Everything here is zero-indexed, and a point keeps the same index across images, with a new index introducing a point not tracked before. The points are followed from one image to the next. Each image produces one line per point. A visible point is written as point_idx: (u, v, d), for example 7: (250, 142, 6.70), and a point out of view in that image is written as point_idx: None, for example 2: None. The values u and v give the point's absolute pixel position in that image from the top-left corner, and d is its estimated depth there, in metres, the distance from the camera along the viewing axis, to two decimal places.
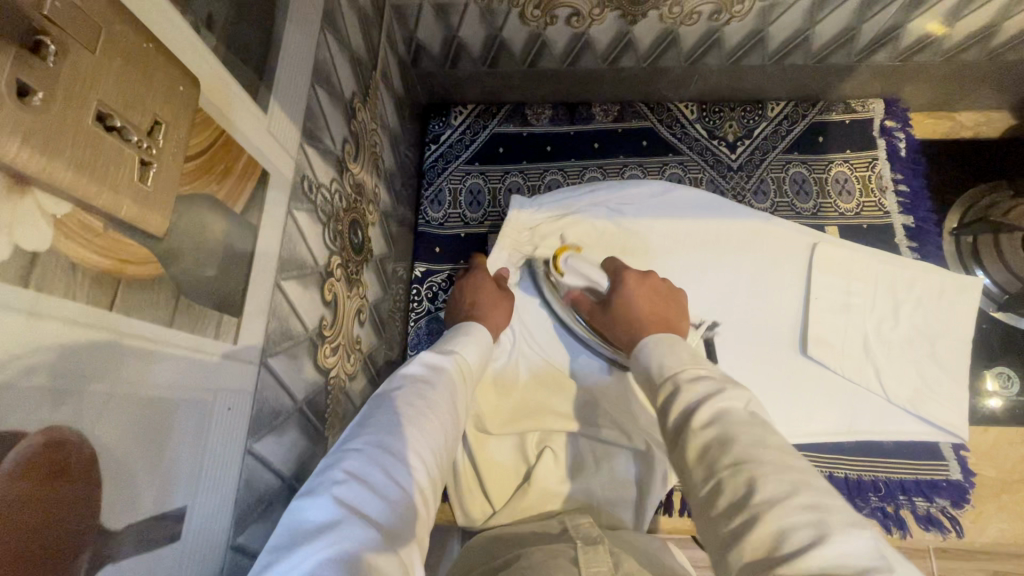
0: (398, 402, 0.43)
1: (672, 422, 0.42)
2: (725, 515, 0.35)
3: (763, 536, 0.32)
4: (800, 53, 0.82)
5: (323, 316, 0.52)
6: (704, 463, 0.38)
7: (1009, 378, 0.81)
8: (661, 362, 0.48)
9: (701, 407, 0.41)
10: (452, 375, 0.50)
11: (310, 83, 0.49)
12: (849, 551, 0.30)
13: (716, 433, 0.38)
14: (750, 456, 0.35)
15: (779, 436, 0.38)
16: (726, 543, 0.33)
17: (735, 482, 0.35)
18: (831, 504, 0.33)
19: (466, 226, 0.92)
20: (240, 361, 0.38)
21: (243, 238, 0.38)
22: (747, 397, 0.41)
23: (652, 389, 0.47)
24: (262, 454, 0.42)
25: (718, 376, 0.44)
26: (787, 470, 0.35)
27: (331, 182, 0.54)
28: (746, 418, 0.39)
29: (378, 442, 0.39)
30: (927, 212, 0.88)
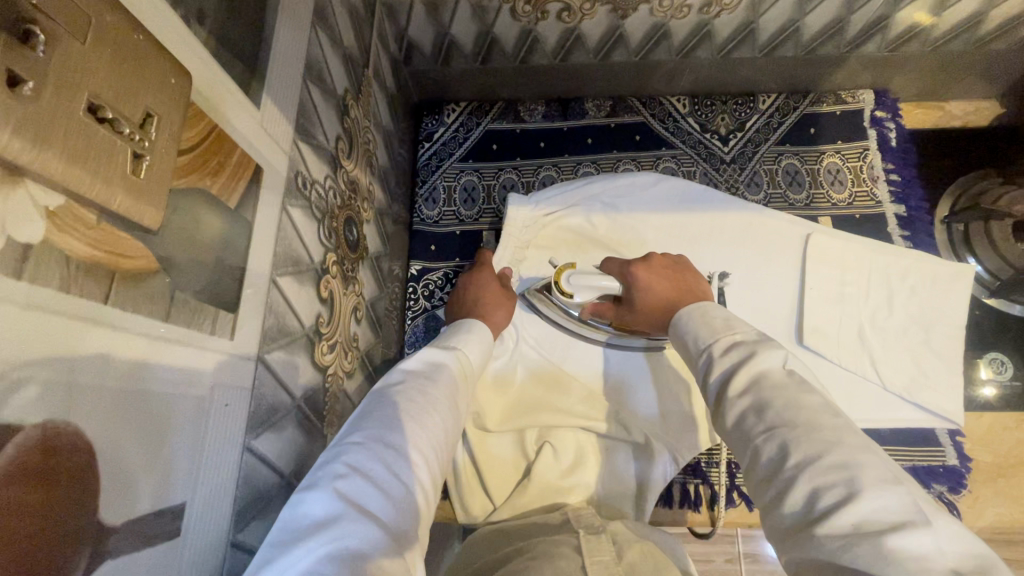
0: (399, 396, 0.43)
1: (710, 391, 0.42)
2: (764, 478, 0.35)
3: (798, 497, 0.33)
4: (790, 45, 0.83)
5: (319, 313, 0.52)
6: (740, 429, 0.38)
7: (1002, 364, 0.82)
8: (696, 335, 0.46)
9: (736, 372, 0.41)
10: (455, 368, 0.50)
11: (303, 78, 0.49)
12: (883, 507, 0.30)
13: (750, 400, 0.38)
14: (783, 421, 0.36)
15: (818, 396, 0.37)
16: (766, 503, 0.35)
17: (769, 447, 0.35)
18: (864, 462, 0.32)
19: (461, 223, 0.92)
20: (237, 357, 0.38)
21: (238, 233, 0.38)
22: (784, 358, 0.40)
23: (690, 363, 0.46)
24: (261, 452, 0.42)
25: (752, 340, 0.43)
26: (820, 431, 0.34)
27: (325, 179, 0.54)
28: (780, 382, 0.39)
29: (379, 436, 0.39)
30: (919, 201, 0.88)
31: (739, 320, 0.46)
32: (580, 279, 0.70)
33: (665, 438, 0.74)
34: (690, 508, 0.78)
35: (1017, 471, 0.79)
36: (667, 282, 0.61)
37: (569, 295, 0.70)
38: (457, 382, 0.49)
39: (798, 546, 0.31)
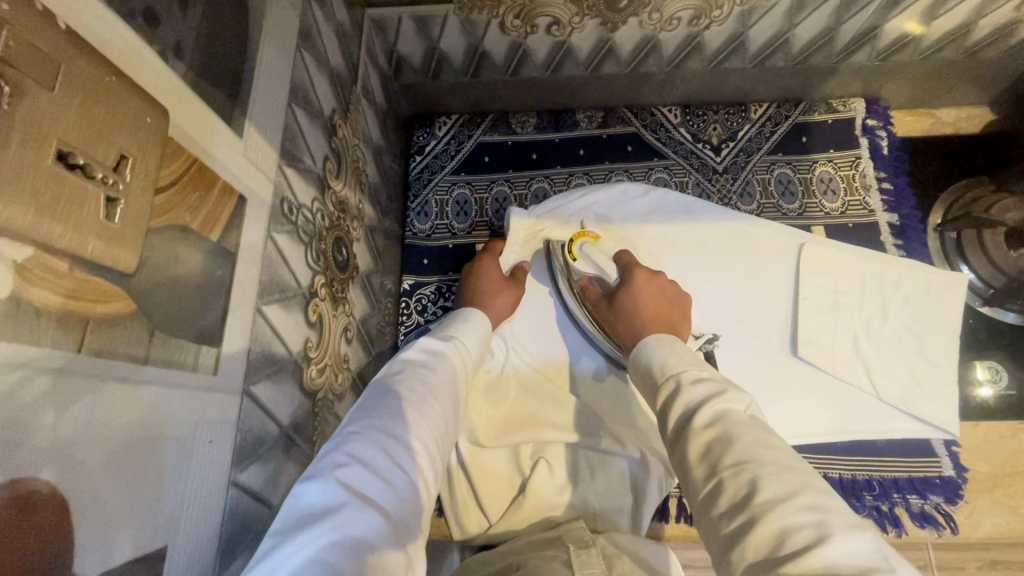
0: (399, 387, 0.43)
1: (674, 424, 0.42)
2: (727, 515, 0.34)
3: (763, 536, 0.31)
4: (780, 55, 0.82)
5: (308, 337, 0.52)
6: (705, 464, 0.37)
7: (997, 372, 0.82)
8: (664, 364, 0.47)
9: (703, 406, 0.41)
10: (454, 359, 0.50)
11: (287, 102, 0.48)
12: (849, 551, 0.30)
13: (718, 434, 0.38)
14: (752, 457, 0.35)
15: (781, 440, 0.38)
16: (724, 541, 0.33)
17: (737, 482, 0.35)
18: (830, 506, 0.32)
19: (454, 237, 0.91)
20: (221, 391, 0.37)
21: (221, 267, 0.37)
22: (747, 401, 0.41)
23: (652, 391, 0.47)
24: (248, 485, 0.41)
25: (721, 380, 0.43)
26: (787, 472, 0.34)
27: (312, 201, 0.53)
28: (748, 421, 0.39)
29: (381, 426, 0.39)
30: (911, 209, 0.88)
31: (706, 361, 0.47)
32: (593, 250, 0.76)
33: (661, 453, 0.73)
34: (686, 523, 0.78)
35: (1013, 481, 0.78)
36: (657, 296, 0.66)
37: (574, 256, 0.75)
38: (456, 373, 0.49)
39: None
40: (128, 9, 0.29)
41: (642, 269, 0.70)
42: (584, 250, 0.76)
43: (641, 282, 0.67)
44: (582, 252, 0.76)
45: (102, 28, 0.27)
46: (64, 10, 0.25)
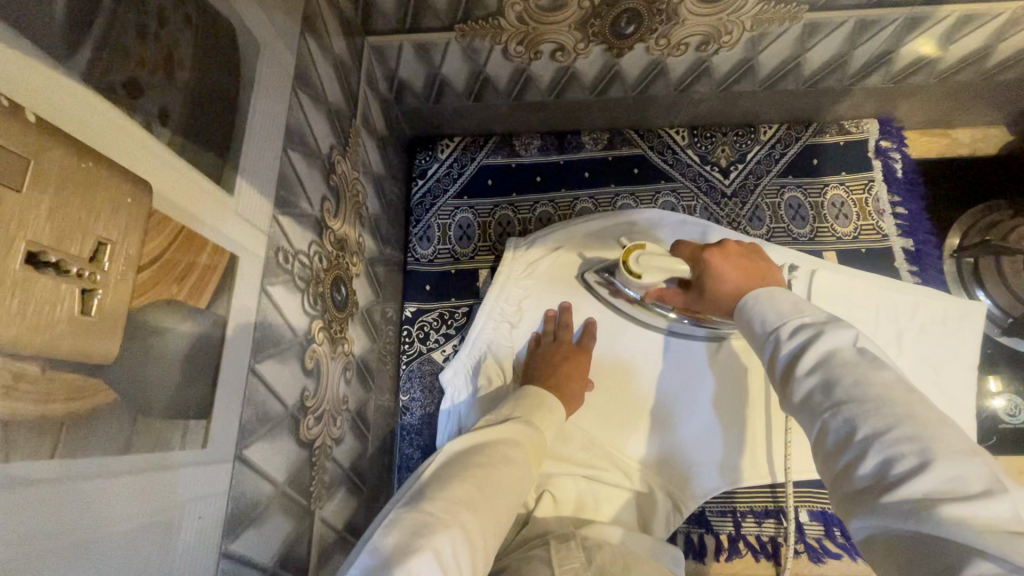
0: (441, 483, 0.48)
1: (778, 365, 0.44)
2: (833, 450, 0.37)
3: (867, 469, 0.34)
4: (791, 79, 0.80)
5: (304, 387, 0.50)
6: (809, 404, 0.39)
7: (1016, 407, 0.78)
8: (763, 318, 0.47)
9: (807, 349, 0.42)
10: (506, 445, 0.54)
11: (283, 148, 0.47)
12: (953, 476, 0.31)
13: (819, 378, 0.39)
14: (850, 396, 0.37)
15: (889, 370, 0.38)
16: (836, 475, 0.36)
17: (836, 422, 0.37)
18: (939, 433, 0.34)
19: (456, 262, 0.90)
20: (212, 463, 0.36)
21: (211, 333, 0.36)
22: (854, 335, 0.41)
23: (756, 345, 0.47)
24: (242, 553, 0.40)
25: (822, 321, 0.43)
26: (893, 403, 0.36)
27: (309, 245, 0.52)
28: (853, 358, 0.39)
29: (428, 517, 0.43)
30: (927, 234, 0.86)
31: (808, 304, 0.46)
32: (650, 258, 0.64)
33: (669, 489, 0.72)
34: (694, 559, 0.76)
35: None
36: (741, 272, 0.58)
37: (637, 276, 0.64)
38: (506, 459, 0.52)
39: (867, 511, 0.33)
40: (107, 83, 0.27)
41: (714, 249, 0.61)
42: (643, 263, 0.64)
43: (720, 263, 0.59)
44: (644, 265, 0.64)
45: (77, 110, 0.25)
46: (32, 98, 0.23)
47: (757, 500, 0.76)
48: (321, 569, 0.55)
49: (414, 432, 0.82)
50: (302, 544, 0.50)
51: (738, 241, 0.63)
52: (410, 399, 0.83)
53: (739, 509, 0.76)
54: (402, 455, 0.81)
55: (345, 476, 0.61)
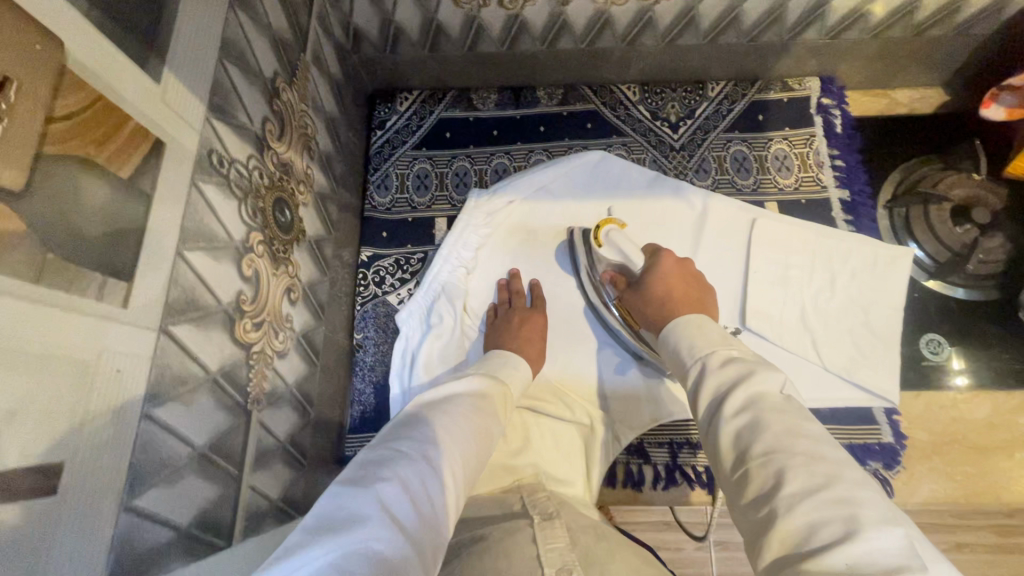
0: (417, 424, 0.51)
1: (709, 404, 0.48)
2: (756, 501, 0.40)
3: (792, 531, 0.36)
4: (732, 32, 0.83)
5: (241, 290, 0.53)
6: (738, 448, 0.43)
7: (939, 344, 0.82)
8: (691, 345, 0.55)
9: (736, 387, 0.47)
10: (475, 398, 0.58)
11: (218, 58, 0.49)
12: (879, 550, 0.33)
13: (745, 418, 0.44)
14: (780, 446, 0.40)
15: (813, 426, 0.43)
16: (757, 529, 0.39)
17: (765, 470, 0.40)
18: (861, 502, 0.36)
19: (413, 210, 0.93)
20: (135, 326, 0.39)
21: (135, 205, 0.39)
22: (781, 382, 0.47)
23: (683, 373, 0.54)
24: (167, 422, 0.42)
25: (749, 358, 0.50)
26: (817, 462, 0.39)
27: (248, 159, 0.55)
28: (778, 405, 0.45)
29: (398, 453, 0.47)
30: (862, 185, 0.89)
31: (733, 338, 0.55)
32: (618, 237, 0.76)
33: (608, 419, 0.79)
34: (632, 488, 0.80)
35: (951, 448, 0.79)
36: (682, 278, 0.69)
37: (599, 244, 0.77)
38: (478, 411, 0.56)
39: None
40: None
41: (671, 258, 0.73)
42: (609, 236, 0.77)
43: (667, 262, 0.71)
44: (608, 237, 0.77)
45: None
46: None
47: (693, 431, 0.80)
48: (258, 470, 0.57)
49: (367, 368, 0.85)
50: (236, 438, 0.52)
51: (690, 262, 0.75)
52: (364, 337, 0.86)
53: (677, 440, 0.80)
54: (356, 390, 0.84)
55: (288, 391, 0.64)
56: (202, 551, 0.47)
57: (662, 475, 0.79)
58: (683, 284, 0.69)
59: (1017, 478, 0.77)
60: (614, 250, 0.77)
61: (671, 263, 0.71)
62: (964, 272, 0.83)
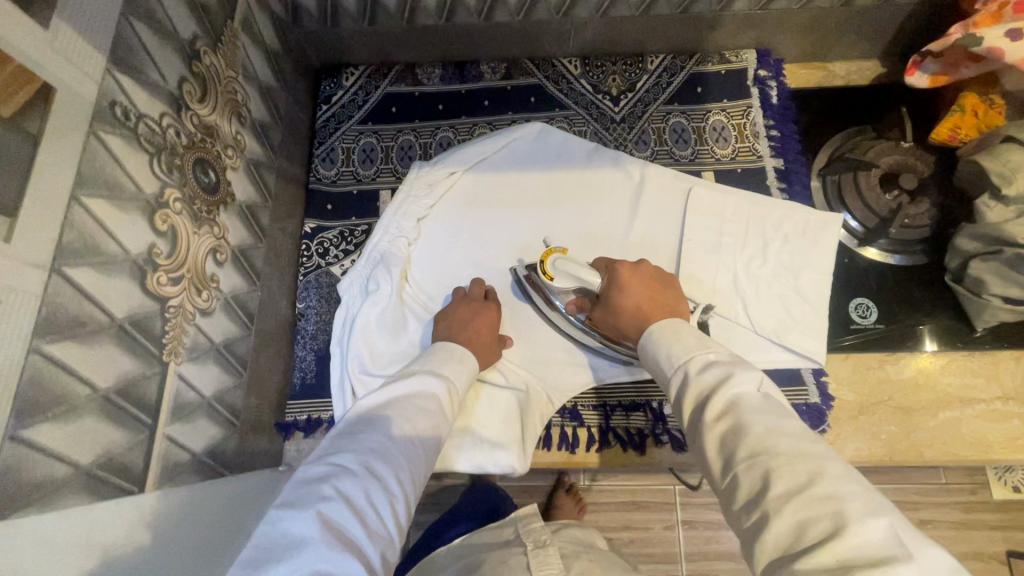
0: (357, 435, 0.55)
1: (693, 413, 0.53)
2: (747, 503, 0.44)
3: (784, 530, 0.41)
4: (663, 3, 0.85)
5: (153, 244, 0.55)
6: (724, 456, 0.48)
7: (867, 308, 0.84)
8: (670, 354, 0.59)
9: (713, 395, 0.52)
10: (414, 402, 0.61)
11: (121, 12, 0.51)
12: (867, 540, 0.38)
13: (728, 424, 0.49)
14: (763, 450, 0.45)
15: (792, 420, 0.48)
16: (749, 530, 0.43)
17: (752, 472, 0.45)
18: (844, 495, 0.41)
19: (359, 183, 0.94)
20: (18, 258, 0.40)
21: (22, 144, 0.40)
22: (757, 384, 0.52)
23: (664, 379, 0.59)
24: (61, 359, 0.44)
25: (725, 359, 0.55)
26: (800, 462, 0.44)
27: (160, 116, 0.56)
28: (759, 406, 0.49)
29: (338, 468, 0.51)
30: (796, 154, 0.91)
31: (709, 342, 0.59)
32: (564, 262, 0.74)
33: (541, 383, 0.81)
34: (567, 451, 0.81)
35: (876, 408, 0.81)
36: (645, 286, 0.70)
37: (548, 276, 0.75)
38: (417, 412, 0.60)
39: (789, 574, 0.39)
40: None
41: (627, 265, 0.73)
42: (557, 266, 0.75)
43: (625, 274, 0.72)
44: (557, 269, 0.75)
45: None
46: None
47: (625, 395, 0.82)
48: (177, 422, 0.58)
49: (309, 336, 0.86)
50: (149, 387, 0.54)
51: (654, 266, 0.76)
52: (305, 306, 0.87)
53: (610, 402, 0.82)
54: (297, 357, 0.85)
55: (215, 350, 0.65)
56: (109, 491, 0.48)
57: (596, 437, 0.81)
58: (644, 288, 0.70)
59: (940, 436, 0.78)
60: (567, 276, 0.74)
61: (628, 273, 0.72)
62: (890, 235, 0.84)
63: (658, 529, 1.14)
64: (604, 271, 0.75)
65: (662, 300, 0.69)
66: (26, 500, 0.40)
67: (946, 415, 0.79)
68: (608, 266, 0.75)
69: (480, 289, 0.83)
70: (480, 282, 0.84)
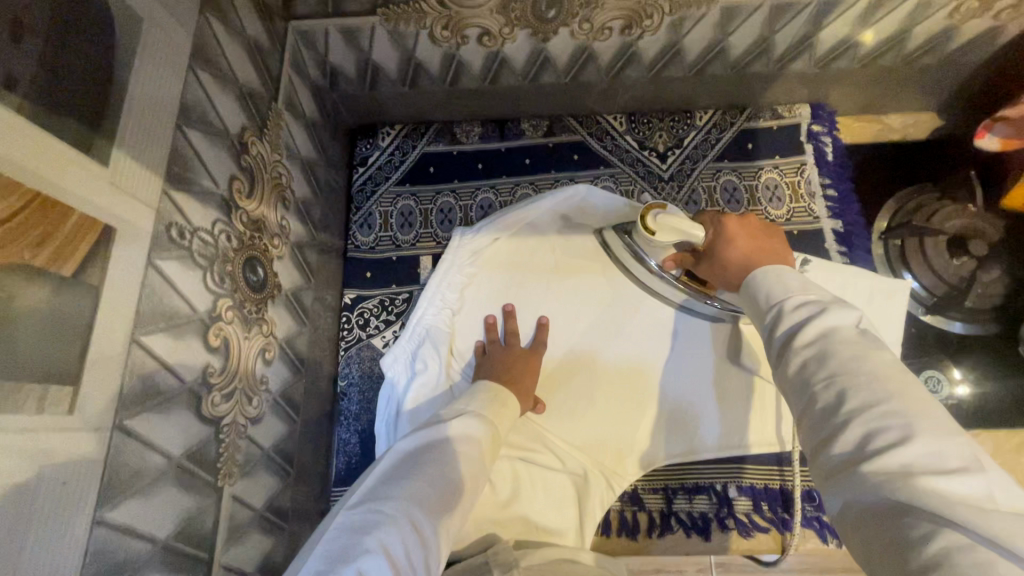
0: (399, 480, 0.52)
1: (774, 342, 0.44)
2: (818, 421, 0.38)
3: (851, 437, 0.36)
4: (718, 63, 0.81)
5: (209, 364, 0.51)
6: (800, 374, 0.40)
7: (938, 382, 0.80)
8: (768, 292, 0.47)
9: (805, 328, 0.42)
10: (453, 444, 0.57)
11: (176, 124, 0.47)
12: (939, 452, 0.33)
13: (814, 351, 0.40)
14: (845, 369, 0.38)
15: (884, 350, 0.40)
16: (816, 445, 0.38)
17: (828, 392, 0.38)
18: (923, 413, 0.35)
19: (398, 249, 0.90)
20: (81, 429, 0.36)
21: (86, 304, 0.37)
22: (855, 317, 0.42)
23: (756, 317, 0.48)
24: (122, 523, 0.40)
25: (827, 300, 0.44)
26: (883, 381, 0.37)
27: (214, 224, 0.52)
28: (851, 336, 0.41)
29: (379, 517, 0.47)
30: (855, 215, 0.87)
31: (815, 285, 0.46)
32: (666, 219, 0.66)
33: (600, 465, 0.77)
34: (628, 536, 0.78)
35: None
36: (752, 239, 0.59)
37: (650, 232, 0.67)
38: (459, 456, 0.56)
39: (842, 481, 0.35)
40: None
41: (733, 216, 0.62)
42: (658, 221, 0.66)
43: (730, 224, 0.60)
44: (659, 224, 0.66)
45: None
46: None
47: (687, 477, 0.79)
48: (232, 546, 0.55)
49: (352, 416, 0.83)
50: (206, 520, 0.50)
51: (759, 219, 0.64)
52: (348, 384, 0.84)
53: (671, 485, 0.79)
54: (341, 439, 0.82)
55: (265, 456, 0.61)
56: None
57: (657, 522, 0.78)
58: (754, 240, 0.59)
59: None
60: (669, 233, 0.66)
61: (736, 224, 0.60)
62: (963, 306, 0.81)
63: None
64: (708, 226, 0.64)
65: (772, 252, 0.56)
66: None
67: None
68: (712, 218, 0.64)
69: (510, 315, 0.82)
70: (513, 308, 0.82)
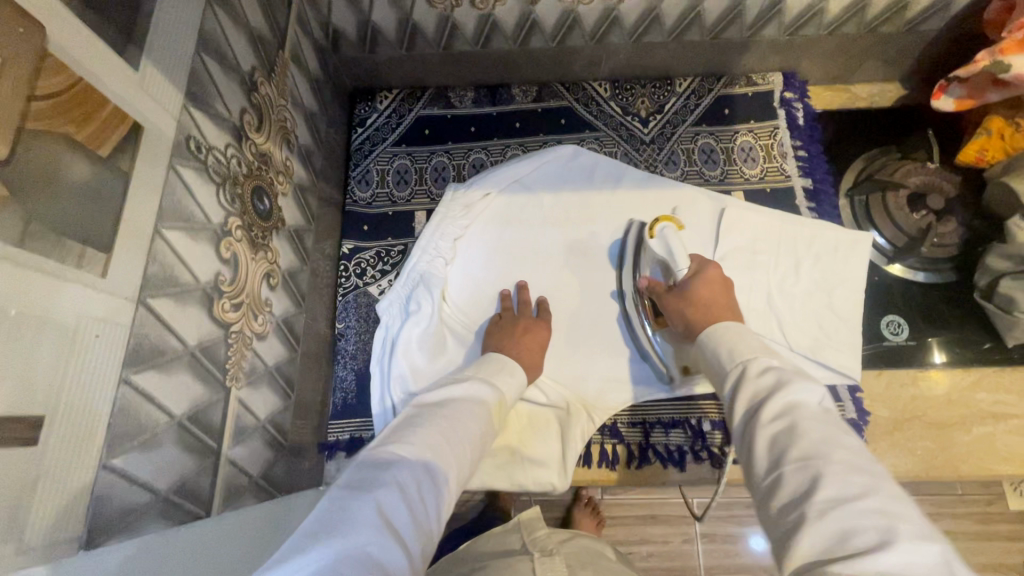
0: (411, 428, 0.53)
1: (744, 413, 0.48)
2: (789, 505, 0.40)
3: (825, 533, 0.36)
4: (694, 29, 0.88)
5: (220, 272, 0.56)
6: (772, 455, 0.43)
7: (899, 326, 0.85)
8: (733, 351, 0.54)
9: (770, 399, 0.46)
10: (469, 406, 0.58)
11: (196, 50, 0.52)
12: (915, 559, 0.34)
13: (784, 424, 0.44)
14: (818, 453, 0.41)
15: (850, 437, 0.43)
16: (781, 536, 0.39)
17: (802, 474, 0.40)
18: (898, 515, 0.36)
19: (393, 205, 0.95)
20: (113, 295, 0.41)
21: (118, 184, 0.42)
22: (818, 394, 0.46)
23: (723, 378, 0.53)
24: (146, 391, 0.45)
25: (791, 372, 0.49)
26: (855, 472, 0.39)
27: (226, 147, 0.58)
28: (817, 416, 0.44)
29: (394, 457, 0.48)
30: (824, 174, 0.93)
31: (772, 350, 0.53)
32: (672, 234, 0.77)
33: (581, 401, 0.82)
34: (607, 468, 0.83)
35: (911, 424, 0.82)
36: (720, 292, 0.69)
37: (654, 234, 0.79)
38: (471, 414, 0.57)
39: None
40: None
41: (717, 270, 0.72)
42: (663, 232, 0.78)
43: (712, 272, 0.71)
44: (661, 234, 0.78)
45: None
46: None
47: (664, 412, 0.83)
48: (236, 446, 0.59)
49: (349, 356, 0.87)
50: (215, 412, 0.55)
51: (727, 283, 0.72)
52: (345, 326, 0.89)
53: (648, 420, 0.83)
54: (337, 378, 0.86)
55: (268, 372, 0.66)
56: (182, 517, 0.49)
57: (634, 454, 0.83)
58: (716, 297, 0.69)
59: (973, 450, 0.80)
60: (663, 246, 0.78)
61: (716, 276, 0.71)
62: (919, 254, 0.86)
63: (678, 542, 1.00)
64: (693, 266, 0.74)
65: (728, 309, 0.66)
66: (116, 528, 0.42)
67: (979, 431, 0.81)
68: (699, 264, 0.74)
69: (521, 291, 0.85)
70: (525, 284, 0.87)
